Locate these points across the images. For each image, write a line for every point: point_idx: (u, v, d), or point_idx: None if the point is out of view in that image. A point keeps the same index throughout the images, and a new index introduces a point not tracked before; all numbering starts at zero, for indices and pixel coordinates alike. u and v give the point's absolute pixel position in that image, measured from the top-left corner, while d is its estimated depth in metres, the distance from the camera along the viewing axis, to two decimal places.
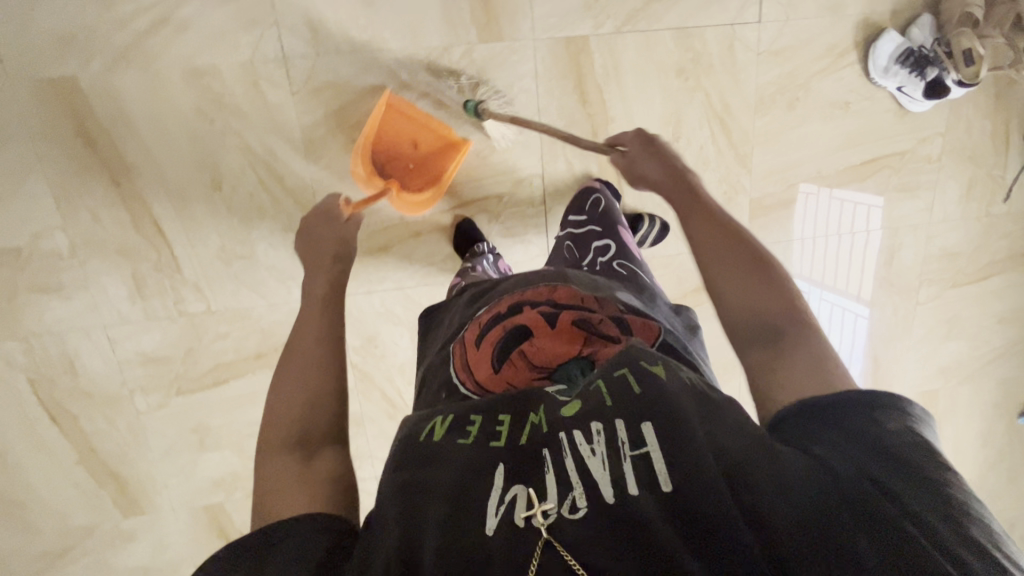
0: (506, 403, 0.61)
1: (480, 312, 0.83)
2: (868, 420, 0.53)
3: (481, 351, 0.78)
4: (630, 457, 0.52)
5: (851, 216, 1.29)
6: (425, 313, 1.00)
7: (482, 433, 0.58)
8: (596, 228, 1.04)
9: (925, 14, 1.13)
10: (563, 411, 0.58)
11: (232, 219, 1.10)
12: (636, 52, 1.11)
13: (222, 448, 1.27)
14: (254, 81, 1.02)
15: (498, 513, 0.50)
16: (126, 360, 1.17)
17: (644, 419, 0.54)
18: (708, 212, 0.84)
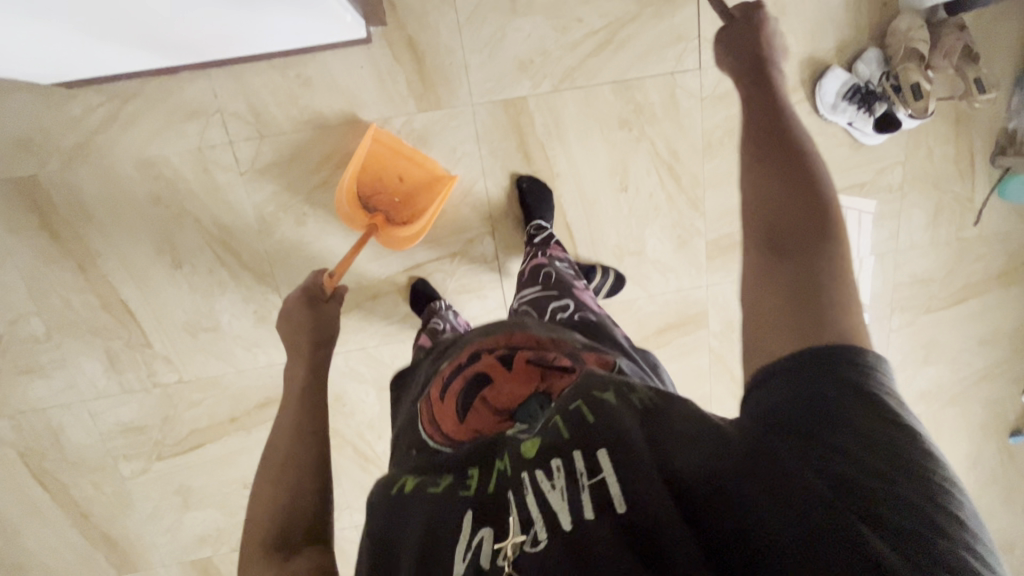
0: (474, 459, 0.57)
1: (444, 365, 0.79)
2: (823, 384, 0.47)
3: (444, 403, 0.72)
4: (586, 486, 0.47)
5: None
6: (397, 379, 0.92)
7: (450, 484, 0.54)
8: (552, 292, 0.94)
9: (871, 48, 1.11)
10: (523, 450, 0.54)
11: (195, 294, 1.15)
12: (577, 108, 1.11)
13: (205, 507, 1.32)
14: (204, 165, 1.07)
15: (466, 558, 0.47)
16: (107, 430, 1.22)
17: (600, 446, 0.49)
18: (788, 154, 0.60)
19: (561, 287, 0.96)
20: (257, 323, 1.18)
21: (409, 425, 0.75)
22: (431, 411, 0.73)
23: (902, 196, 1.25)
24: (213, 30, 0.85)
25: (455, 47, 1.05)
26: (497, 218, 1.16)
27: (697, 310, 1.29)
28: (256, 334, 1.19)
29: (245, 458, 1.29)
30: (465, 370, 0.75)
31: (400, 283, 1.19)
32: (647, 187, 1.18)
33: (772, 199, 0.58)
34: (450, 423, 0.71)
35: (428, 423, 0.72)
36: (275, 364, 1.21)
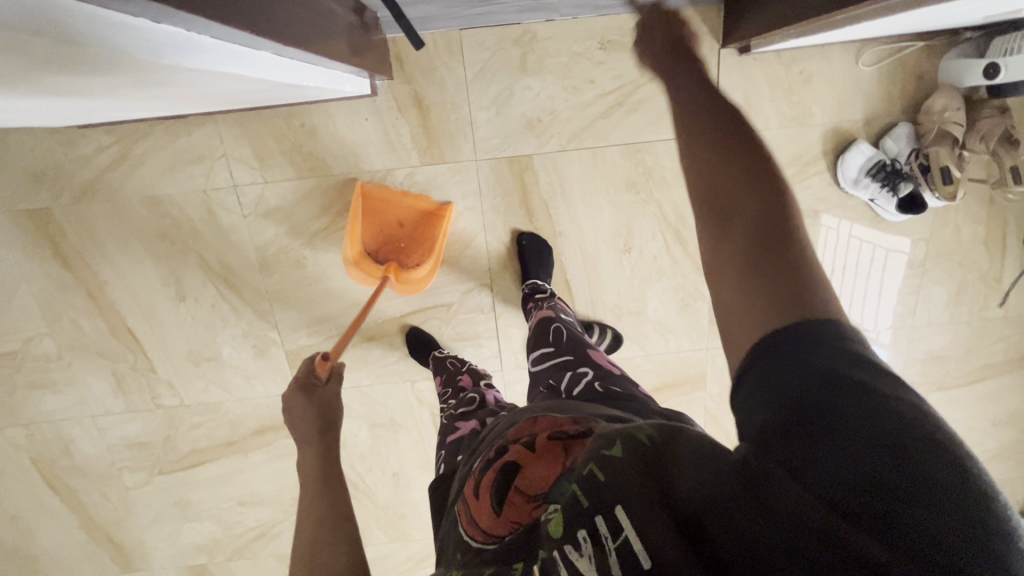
0: (514, 554, 0.49)
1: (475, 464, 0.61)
2: (794, 366, 0.41)
3: (476, 504, 0.55)
4: (612, 550, 0.42)
5: (871, 261, 1.17)
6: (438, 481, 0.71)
7: (496, 571, 0.47)
8: (566, 357, 0.84)
9: (903, 123, 1.05)
10: (551, 525, 0.47)
11: (198, 326, 1.17)
12: (583, 168, 1.08)
13: (202, 519, 1.37)
14: (208, 206, 1.08)
15: None
16: (113, 444, 1.28)
17: (614, 499, 0.44)
18: (729, 145, 0.54)
19: (576, 348, 0.86)
20: (256, 356, 1.20)
21: (446, 537, 0.57)
22: (465, 514, 0.56)
23: (922, 273, 1.18)
24: (256, 100, 0.76)
25: (462, 103, 1.03)
26: (495, 271, 1.15)
27: (696, 372, 1.25)
28: (254, 367, 1.21)
29: (241, 477, 1.33)
30: (494, 463, 0.58)
31: (394, 327, 1.20)
32: (651, 250, 1.15)
33: (723, 189, 0.52)
34: (486, 520, 0.53)
35: (469, 532, 0.54)
36: (272, 395, 1.24)
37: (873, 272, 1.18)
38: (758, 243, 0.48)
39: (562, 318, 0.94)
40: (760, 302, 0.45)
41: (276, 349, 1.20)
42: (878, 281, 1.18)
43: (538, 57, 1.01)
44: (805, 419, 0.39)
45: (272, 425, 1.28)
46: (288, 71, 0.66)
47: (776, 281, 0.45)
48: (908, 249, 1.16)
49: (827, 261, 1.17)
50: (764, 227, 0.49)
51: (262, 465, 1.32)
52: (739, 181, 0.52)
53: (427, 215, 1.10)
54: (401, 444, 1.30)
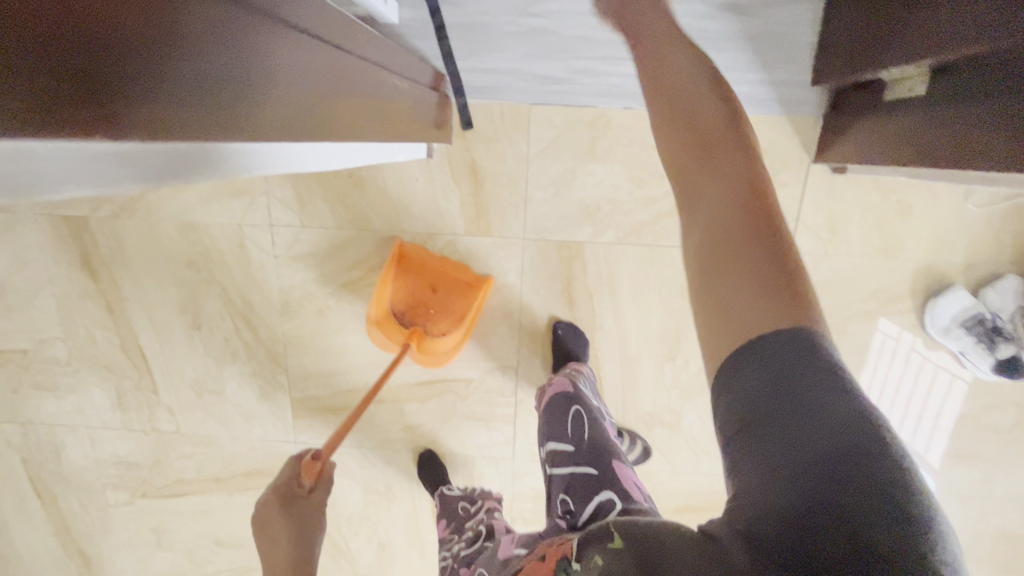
0: None
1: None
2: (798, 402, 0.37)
3: None
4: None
5: (929, 385, 1.01)
6: None
7: None
8: (588, 470, 0.74)
9: (1011, 275, 0.92)
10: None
11: (208, 357, 1.13)
12: (638, 265, 0.99)
13: (175, 550, 1.30)
14: (240, 241, 1.04)
15: None
16: (102, 458, 1.23)
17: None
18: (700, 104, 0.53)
19: (596, 450, 0.77)
20: (260, 397, 1.15)
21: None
22: None
23: (1009, 440, 1.02)
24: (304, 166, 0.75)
25: (520, 178, 0.97)
26: (524, 355, 1.07)
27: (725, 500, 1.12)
28: (257, 408, 1.15)
29: (221, 516, 1.26)
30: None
31: (407, 394, 1.12)
32: (698, 361, 1.04)
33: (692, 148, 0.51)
34: None
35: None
36: (269, 439, 1.18)
37: (927, 400, 1.01)
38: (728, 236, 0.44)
39: (582, 406, 0.85)
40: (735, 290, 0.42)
41: (281, 394, 1.14)
42: (934, 410, 1.01)
43: (609, 143, 0.94)
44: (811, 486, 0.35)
45: (262, 470, 1.21)
46: (332, 155, 0.63)
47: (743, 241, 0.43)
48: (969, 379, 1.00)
49: (870, 379, 1.02)
50: (741, 215, 0.45)
51: (245, 508, 1.25)
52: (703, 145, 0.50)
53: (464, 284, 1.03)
54: (392, 516, 1.21)
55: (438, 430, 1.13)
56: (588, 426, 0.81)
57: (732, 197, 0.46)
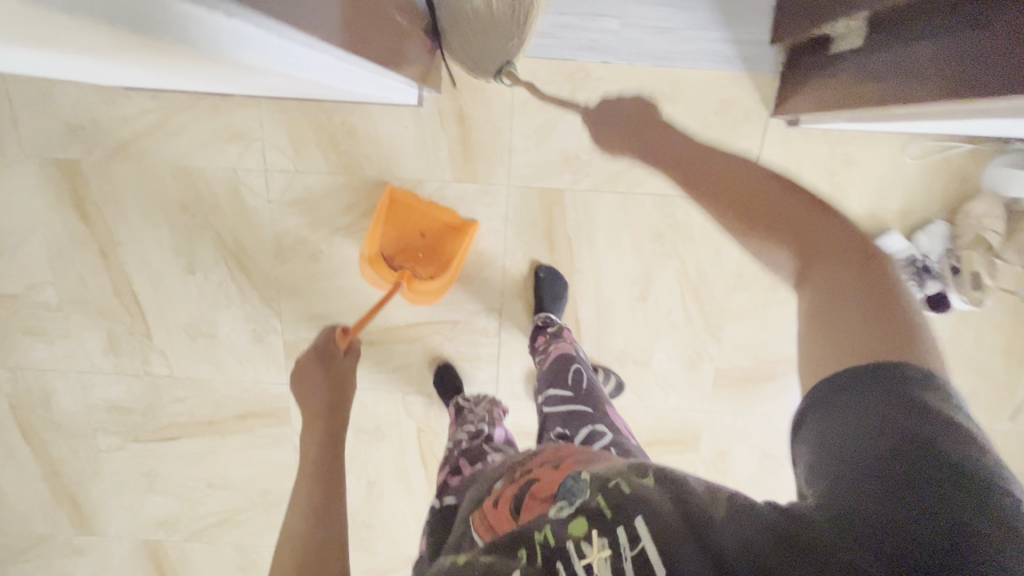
0: (516, 537, 0.52)
1: (498, 484, 0.64)
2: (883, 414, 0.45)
3: (495, 512, 0.59)
4: (629, 554, 0.46)
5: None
6: (435, 513, 0.71)
7: (495, 557, 0.51)
8: (584, 407, 0.85)
9: (939, 221, 1.04)
10: (571, 529, 0.49)
11: (202, 301, 1.17)
12: (613, 212, 1.08)
13: (167, 494, 1.35)
14: (235, 186, 1.08)
15: None
16: (94, 403, 1.26)
17: (636, 512, 0.48)
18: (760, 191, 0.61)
19: (593, 400, 0.88)
20: (254, 340, 1.19)
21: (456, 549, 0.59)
22: (481, 519, 0.59)
23: None
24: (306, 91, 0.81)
25: (505, 128, 1.04)
26: (507, 297, 1.16)
27: (689, 433, 1.23)
28: (251, 351, 1.20)
29: (213, 459, 1.31)
30: (516, 480, 0.62)
31: (397, 335, 1.19)
32: (667, 303, 1.13)
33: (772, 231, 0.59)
34: (500, 525, 0.57)
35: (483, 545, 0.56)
36: (262, 382, 1.23)
37: None
38: (827, 272, 0.55)
39: (584, 365, 0.96)
40: (841, 314, 0.52)
41: (274, 337, 1.19)
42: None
43: (587, 95, 1.02)
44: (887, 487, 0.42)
45: (255, 412, 1.26)
46: (335, 71, 0.69)
47: (851, 301, 0.52)
48: None
49: None
50: (849, 278, 0.53)
51: (237, 450, 1.30)
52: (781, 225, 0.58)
53: (451, 229, 1.10)
54: (381, 454, 1.28)
55: (426, 369, 1.21)
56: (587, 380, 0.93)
57: (837, 263, 0.55)
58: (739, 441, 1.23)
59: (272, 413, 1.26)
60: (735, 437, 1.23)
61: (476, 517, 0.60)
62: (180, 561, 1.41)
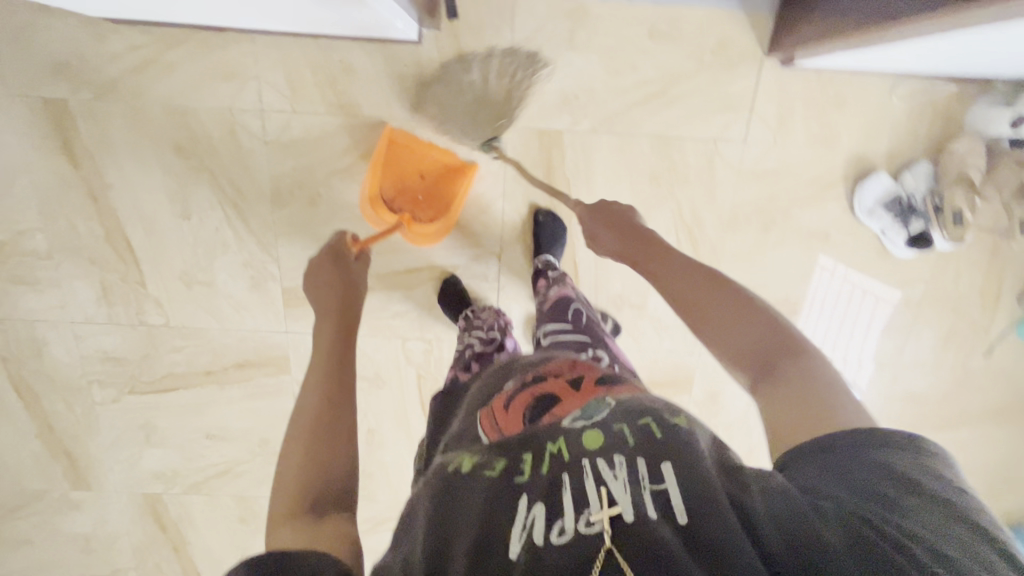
0: (523, 445, 0.58)
1: (507, 386, 0.72)
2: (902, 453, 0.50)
3: (506, 414, 0.64)
4: (648, 488, 0.50)
5: (859, 306, 1.20)
6: (441, 398, 0.85)
7: (505, 466, 0.56)
8: (583, 337, 0.91)
9: (922, 161, 1.07)
10: (585, 441, 0.56)
11: (197, 247, 1.16)
12: (611, 153, 1.09)
13: (165, 446, 1.35)
14: (230, 127, 1.07)
15: (521, 538, 0.49)
16: (88, 354, 1.25)
17: (663, 454, 0.53)
18: (703, 281, 0.75)
19: (592, 333, 0.94)
20: (252, 288, 1.19)
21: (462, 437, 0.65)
22: (491, 420, 0.65)
23: (917, 312, 1.21)
24: None
25: None
26: (507, 242, 1.18)
27: (682, 376, 1.26)
28: (249, 299, 1.20)
29: (211, 410, 1.31)
30: (529, 387, 0.68)
31: (396, 281, 1.21)
32: None
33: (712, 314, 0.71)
34: (511, 424, 0.63)
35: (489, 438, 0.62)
36: (260, 330, 1.23)
37: (862, 321, 1.21)
38: (780, 362, 0.64)
39: (583, 301, 1.01)
40: (787, 399, 0.60)
41: (273, 284, 1.19)
42: (864, 326, 1.21)
43: (586, 34, 1.03)
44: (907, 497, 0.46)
45: (253, 361, 1.26)
46: None
47: (781, 371, 0.63)
48: (898, 299, 1.20)
49: (820, 300, 1.20)
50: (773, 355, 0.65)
51: (236, 400, 1.30)
52: (719, 305, 0.71)
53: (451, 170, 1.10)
54: (381, 402, 1.29)
55: (426, 314, 1.23)
56: (585, 315, 0.98)
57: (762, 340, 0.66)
58: (731, 383, 1.27)
59: (271, 362, 1.26)
60: (727, 379, 1.27)
61: (485, 412, 0.67)
62: (179, 514, 1.42)
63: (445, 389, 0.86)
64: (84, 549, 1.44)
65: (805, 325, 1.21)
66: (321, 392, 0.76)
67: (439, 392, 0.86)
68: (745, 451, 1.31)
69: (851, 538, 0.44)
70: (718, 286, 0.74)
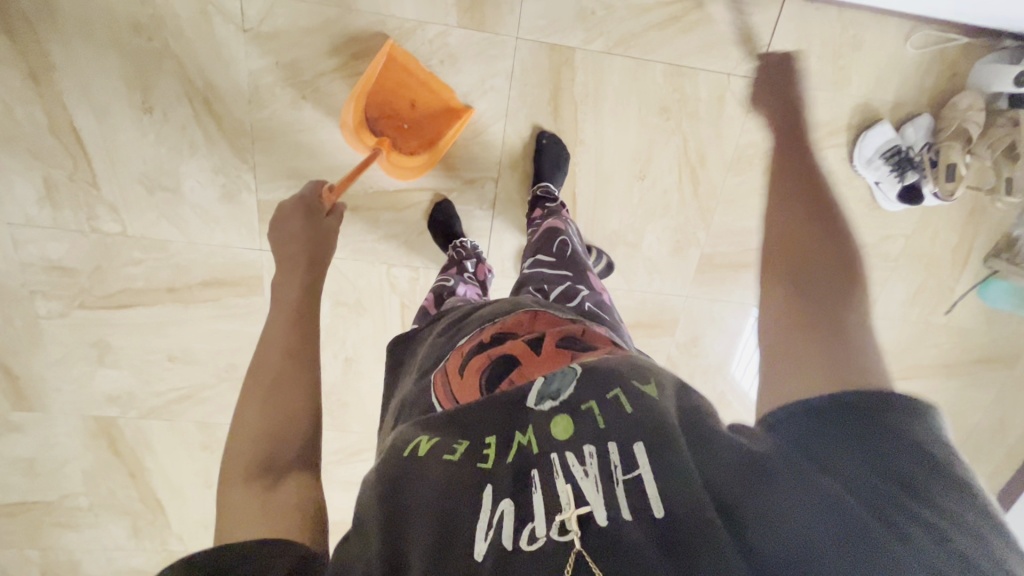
0: (490, 426, 0.56)
1: (462, 341, 0.74)
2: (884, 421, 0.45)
3: (462, 379, 0.68)
4: (620, 481, 0.48)
5: None
6: (395, 345, 0.89)
7: (467, 449, 0.54)
8: (565, 271, 0.91)
9: (925, 114, 1.08)
10: (555, 430, 0.54)
11: (160, 147, 1.04)
12: (622, 78, 1.04)
13: (120, 367, 1.25)
14: (203, 9, 0.96)
15: (487, 537, 0.47)
16: (28, 263, 1.12)
17: (637, 437, 0.50)
18: (809, 228, 0.59)
19: (576, 267, 0.93)
20: (223, 198, 1.09)
21: (418, 400, 0.69)
22: (448, 388, 0.68)
23: (892, 267, 1.25)
24: None
25: None
26: (504, 168, 1.12)
27: (667, 318, 1.27)
28: (219, 211, 1.10)
29: (174, 331, 1.22)
30: (489, 351, 0.70)
31: (385, 201, 1.14)
32: (664, 183, 1.13)
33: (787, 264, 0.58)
34: (469, 392, 0.66)
35: (445, 404, 0.66)
36: (230, 246, 1.13)
37: None
38: (832, 335, 0.52)
39: (571, 233, 0.99)
40: (799, 384, 0.50)
41: (246, 195, 1.08)
42: None
43: None
44: (884, 478, 0.42)
45: (222, 280, 1.17)
46: None
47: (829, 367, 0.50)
48: None
49: None
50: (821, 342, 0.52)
51: (201, 321, 1.21)
52: (806, 263, 0.57)
53: (448, 110, 1.04)
54: (360, 331, 1.23)
55: (414, 240, 1.17)
56: (570, 249, 0.97)
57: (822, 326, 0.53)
58: (713, 328, 1.28)
59: (242, 282, 1.17)
60: (710, 324, 1.28)
61: (440, 377, 0.70)
62: (136, 440, 1.34)
63: (398, 334, 0.89)
64: (29, 472, 1.35)
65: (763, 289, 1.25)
66: (285, 346, 0.65)
67: (393, 338, 0.89)
68: (717, 394, 1.34)
69: (849, 542, 0.40)
70: (824, 248, 0.58)
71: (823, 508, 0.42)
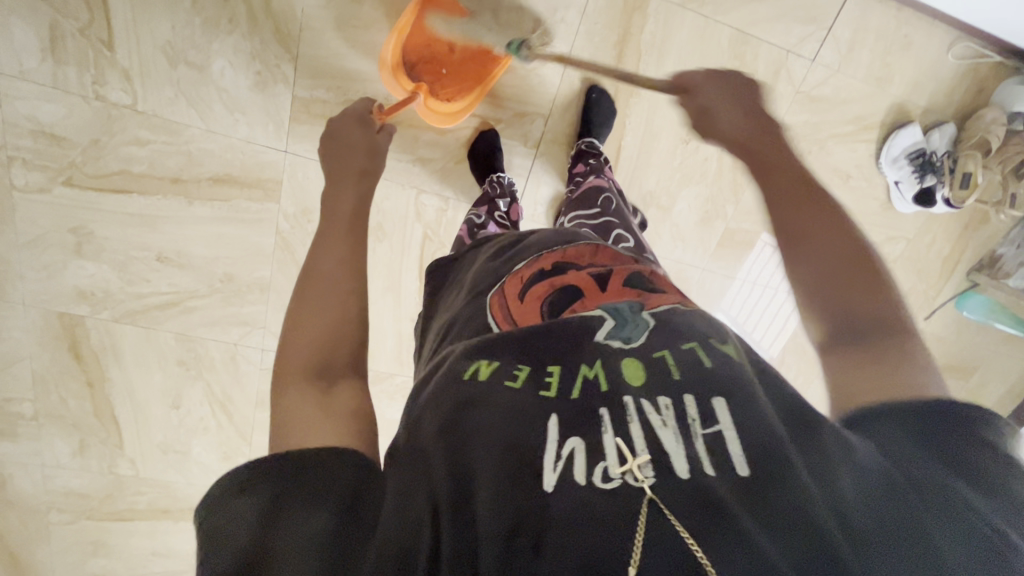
0: (556, 354, 0.53)
1: (520, 265, 0.68)
2: (946, 421, 0.45)
3: (523, 305, 0.61)
4: (700, 434, 0.45)
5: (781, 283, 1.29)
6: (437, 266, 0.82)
7: (529, 376, 0.51)
8: (611, 219, 0.92)
9: (949, 123, 1.15)
10: (627, 376, 0.51)
11: (194, 16, 0.96)
12: (689, 36, 1.06)
13: (100, 261, 1.13)
14: None
15: (556, 469, 0.44)
16: (13, 123, 0.99)
17: (716, 393, 0.48)
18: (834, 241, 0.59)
19: (621, 219, 0.93)
20: (255, 87, 1.01)
21: (471, 321, 0.62)
22: (505, 309, 0.62)
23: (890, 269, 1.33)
24: None
25: None
26: (557, 107, 1.10)
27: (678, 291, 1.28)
28: (247, 100, 1.02)
29: (169, 228, 1.11)
30: (551, 279, 0.64)
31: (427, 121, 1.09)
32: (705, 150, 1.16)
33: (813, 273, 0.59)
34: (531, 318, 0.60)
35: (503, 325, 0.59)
36: (252, 142, 1.05)
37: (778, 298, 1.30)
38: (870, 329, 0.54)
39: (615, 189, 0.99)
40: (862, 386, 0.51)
41: (281, 88, 1.01)
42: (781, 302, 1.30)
43: None
44: (947, 464, 0.43)
45: (235, 178, 1.08)
46: None
47: (891, 372, 0.50)
48: None
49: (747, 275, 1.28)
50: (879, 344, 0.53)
51: (202, 220, 1.11)
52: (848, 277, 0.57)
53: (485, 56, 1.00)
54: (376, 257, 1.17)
55: (449, 169, 1.13)
56: (615, 204, 0.96)
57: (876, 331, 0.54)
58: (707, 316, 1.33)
59: (256, 184, 1.09)
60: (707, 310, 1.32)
61: (496, 298, 0.63)
62: (102, 347, 1.21)
63: (438, 258, 0.82)
64: None
65: (729, 297, 1.29)
66: (340, 257, 0.64)
67: (432, 261, 0.82)
68: None
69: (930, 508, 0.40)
70: (852, 253, 0.58)
71: (917, 489, 0.41)
